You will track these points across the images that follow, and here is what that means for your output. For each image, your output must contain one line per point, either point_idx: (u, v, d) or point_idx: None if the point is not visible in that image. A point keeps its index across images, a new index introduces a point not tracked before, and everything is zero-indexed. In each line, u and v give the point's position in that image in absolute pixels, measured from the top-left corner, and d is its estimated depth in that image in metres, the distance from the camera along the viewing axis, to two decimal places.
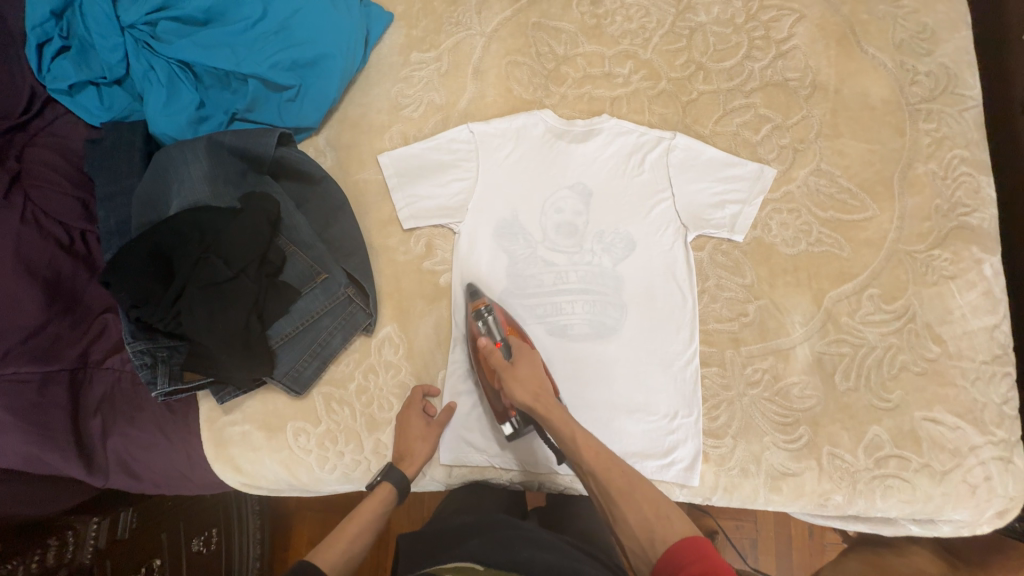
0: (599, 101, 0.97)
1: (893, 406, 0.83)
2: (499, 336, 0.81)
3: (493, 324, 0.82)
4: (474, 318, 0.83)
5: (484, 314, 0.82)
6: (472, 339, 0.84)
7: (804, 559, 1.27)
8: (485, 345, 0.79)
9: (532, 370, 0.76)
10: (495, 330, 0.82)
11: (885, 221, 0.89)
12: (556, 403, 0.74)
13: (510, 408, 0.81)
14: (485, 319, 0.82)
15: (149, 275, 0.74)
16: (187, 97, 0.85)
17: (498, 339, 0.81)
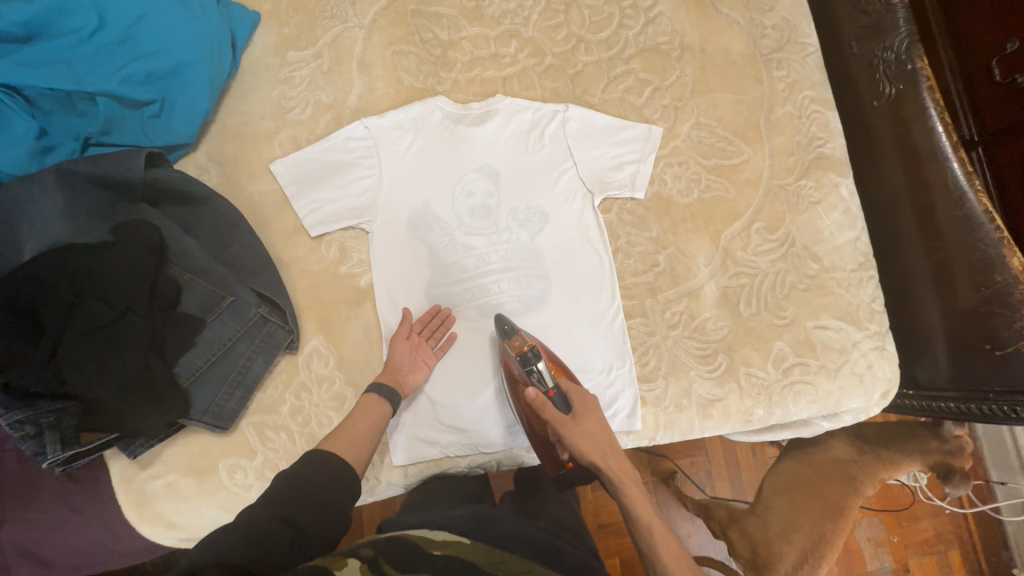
0: (491, 82, 0.98)
1: (789, 321, 0.94)
2: (550, 384, 0.78)
3: (543, 372, 0.78)
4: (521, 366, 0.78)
5: (533, 363, 0.77)
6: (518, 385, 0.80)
7: (751, 476, 1.41)
8: (538, 397, 0.75)
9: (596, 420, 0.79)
10: (547, 377, 0.78)
11: (759, 161, 1.00)
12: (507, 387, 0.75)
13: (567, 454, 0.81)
14: (536, 369, 0.77)
15: (14, 331, 0.65)
16: (21, 126, 0.73)
17: (550, 386, 0.78)
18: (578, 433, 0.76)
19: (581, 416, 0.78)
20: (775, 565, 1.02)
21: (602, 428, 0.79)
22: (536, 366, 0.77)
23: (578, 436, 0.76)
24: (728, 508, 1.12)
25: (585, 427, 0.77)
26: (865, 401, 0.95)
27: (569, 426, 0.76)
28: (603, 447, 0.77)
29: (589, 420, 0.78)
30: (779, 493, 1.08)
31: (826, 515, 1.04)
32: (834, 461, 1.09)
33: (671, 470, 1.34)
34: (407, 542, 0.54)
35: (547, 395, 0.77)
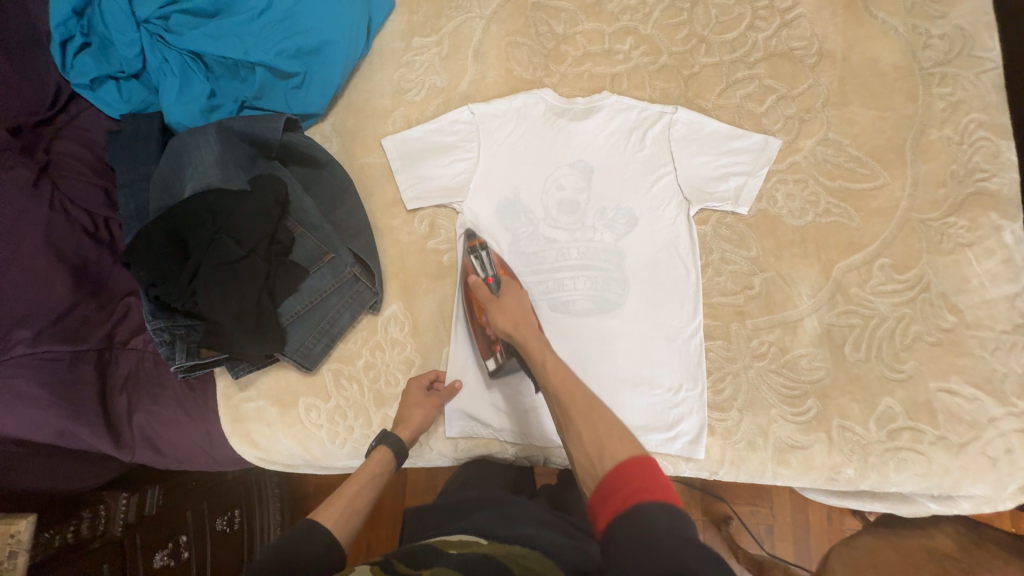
0: (600, 78, 0.97)
1: (905, 378, 0.81)
2: (491, 273, 0.85)
3: (485, 261, 0.85)
4: (469, 256, 0.87)
5: (478, 250, 0.86)
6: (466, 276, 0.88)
7: (822, 545, 1.25)
8: (474, 280, 0.83)
9: (518, 303, 0.81)
10: (487, 266, 0.85)
11: (896, 189, 0.87)
12: (533, 333, 0.77)
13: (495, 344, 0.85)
14: (479, 255, 0.86)
15: (166, 253, 0.78)
16: (199, 87, 0.88)
17: (488, 275, 0.85)
18: (501, 309, 0.80)
19: (505, 298, 0.82)
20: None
21: (519, 306, 0.81)
22: (478, 250, 0.86)
23: (496, 312, 0.80)
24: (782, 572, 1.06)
25: (506, 305, 0.80)
26: (993, 490, 0.79)
27: (492, 304, 0.81)
28: (519, 321, 0.78)
29: (510, 301, 0.81)
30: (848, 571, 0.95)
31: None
32: (927, 550, 0.93)
33: (725, 514, 1.26)
34: (426, 547, 0.58)
35: (486, 282, 0.84)
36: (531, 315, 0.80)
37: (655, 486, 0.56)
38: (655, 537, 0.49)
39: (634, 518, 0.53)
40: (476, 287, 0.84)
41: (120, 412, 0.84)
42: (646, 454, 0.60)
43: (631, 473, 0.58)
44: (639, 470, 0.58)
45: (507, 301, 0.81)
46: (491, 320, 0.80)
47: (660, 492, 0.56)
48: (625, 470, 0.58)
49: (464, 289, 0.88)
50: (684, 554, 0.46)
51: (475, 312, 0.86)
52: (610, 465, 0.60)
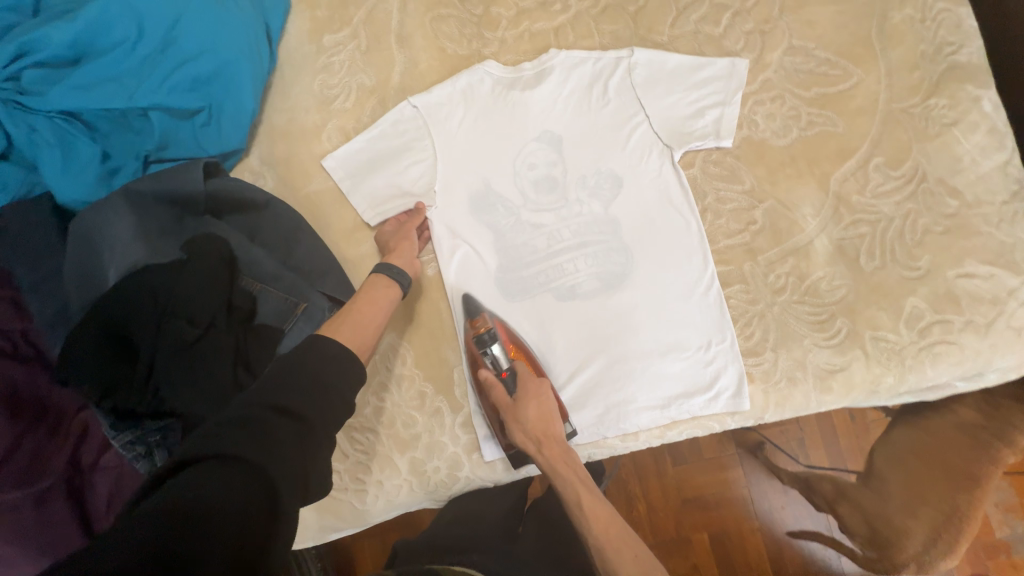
0: (542, 35, 0.87)
1: (923, 273, 0.79)
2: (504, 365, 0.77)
3: (498, 355, 0.77)
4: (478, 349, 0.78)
5: (488, 345, 0.77)
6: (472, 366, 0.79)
7: (852, 442, 1.24)
8: (487, 377, 0.75)
9: (535, 410, 0.73)
10: (500, 361, 0.77)
11: (873, 83, 0.83)
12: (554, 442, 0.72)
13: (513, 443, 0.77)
14: (490, 351, 0.77)
15: (110, 356, 0.66)
16: (86, 151, 0.73)
17: (504, 369, 0.77)
18: (517, 419, 0.72)
19: (520, 401, 0.73)
20: (904, 544, 0.87)
21: (542, 417, 0.73)
22: (490, 349, 0.77)
23: (514, 426, 0.72)
24: (833, 482, 0.97)
25: (523, 417, 0.72)
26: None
27: (505, 409, 0.73)
28: (536, 438, 0.72)
29: (527, 403, 0.73)
30: (892, 464, 0.93)
31: (956, 484, 0.87)
32: (958, 425, 0.91)
33: (758, 441, 1.21)
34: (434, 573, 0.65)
35: (501, 377, 0.76)
36: (554, 424, 0.73)
37: None
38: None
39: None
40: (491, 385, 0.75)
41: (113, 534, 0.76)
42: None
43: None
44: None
45: (524, 405, 0.73)
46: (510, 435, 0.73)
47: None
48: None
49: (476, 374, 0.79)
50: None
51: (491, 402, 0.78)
52: None
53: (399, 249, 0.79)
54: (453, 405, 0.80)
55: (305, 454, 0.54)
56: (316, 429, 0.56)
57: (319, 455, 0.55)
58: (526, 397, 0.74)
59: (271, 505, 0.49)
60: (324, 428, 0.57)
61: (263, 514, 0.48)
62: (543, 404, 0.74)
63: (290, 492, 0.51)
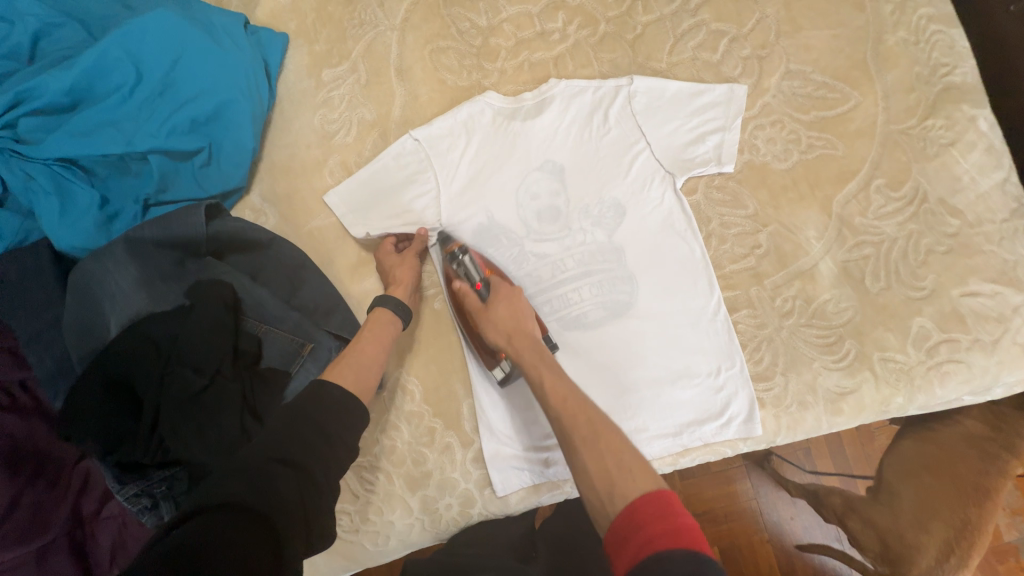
0: (541, 65, 0.87)
1: (928, 293, 0.80)
2: (477, 278, 0.76)
3: (470, 265, 0.76)
4: (450, 262, 0.78)
5: (460, 255, 0.77)
6: (451, 281, 0.80)
7: (858, 451, 1.23)
8: (461, 286, 0.75)
9: (510, 311, 0.73)
10: (474, 270, 0.76)
11: (870, 105, 0.84)
12: (530, 347, 0.70)
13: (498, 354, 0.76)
14: (462, 261, 0.76)
15: (114, 409, 0.65)
16: (85, 198, 0.72)
17: (478, 279, 0.76)
18: (489, 321, 0.73)
19: (492, 304, 0.74)
20: (914, 559, 0.85)
21: (513, 315, 0.73)
22: (461, 256, 0.76)
23: (485, 322, 0.73)
24: (842, 496, 0.95)
25: (493, 316, 0.73)
26: None
27: (478, 313, 0.74)
28: (507, 335, 0.71)
29: (501, 307, 0.73)
30: (903, 478, 0.91)
31: (967, 497, 0.85)
32: (967, 438, 0.90)
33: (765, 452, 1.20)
34: None
35: (475, 288, 0.76)
36: (527, 324, 0.73)
37: (680, 533, 0.48)
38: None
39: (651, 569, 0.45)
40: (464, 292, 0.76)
41: None
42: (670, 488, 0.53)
43: (652, 511, 0.50)
44: (656, 507, 0.50)
45: (498, 309, 0.73)
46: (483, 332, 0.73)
47: (684, 535, 0.48)
48: (643, 510, 0.50)
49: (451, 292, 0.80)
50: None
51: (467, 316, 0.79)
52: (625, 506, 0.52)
53: (405, 285, 0.79)
54: (464, 440, 0.79)
55: (308, 499, 0.55)
56: (315, 466, 0.57)
57: (322, 499, 0.56)
58: (499, 300, 0.74)
59: (272, 543, 0.50)
60: (327, 472, 0.58)
61: (262, 553, 0.48)
62: (515, 305, 0.73)
63: (291, 530, 0.52)
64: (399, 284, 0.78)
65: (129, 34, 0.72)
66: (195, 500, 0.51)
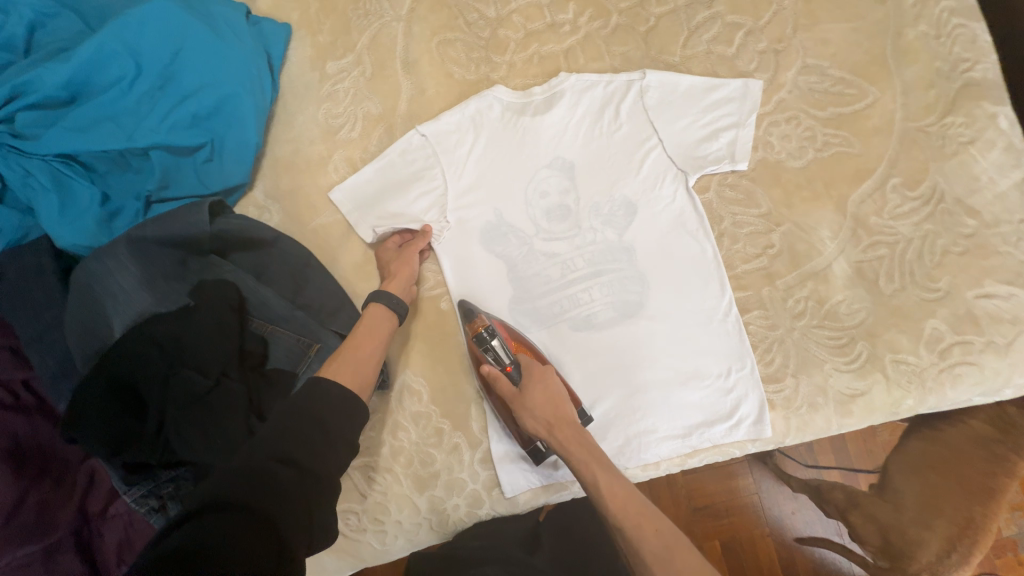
0: (551, 58, 0.85)
1: (942, 294, 0.79)
2: (507, 360, 0.73)
3: (499, 349, 0.73)
4: (477, 345, 0.74)
5: (488, 341, 0.73)
6: (478, 365, 0.77)
7: (861, 448, 1.24)
8: (491, 372, 0.72)
9: (545, 396, 0.70)
10: (503, 355, 0.73)
11: (888, 102, 0.82)
12: (573, 432, 0.68)
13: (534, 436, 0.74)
14: (491, 348, 0.72)
15: (119, 411, 0.63)
16: (85, 195, 0.70)
17: (507, 362, 0.73)
18: (528, 411, 0.69)
19: (526, 389, 0.70)
20: (916, 554, 0.85)
21: (548, 398, 0.70)
22: (491, 344, 0.72)
23: (524, 413, 0.69)
24: (845, 490, 0.95)
25: (531, 404, 0.69)
26: None
27: (514, 404, 0.70)
28: (550, 427, 0.68)
29: (535, 394, 0.70)
30: (909, 476, 0.91)
31: (973, 497, 0.85)
32: (974, 439, 0.88)
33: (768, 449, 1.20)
34: None
35: (506, 371, 0.72)
36: (566, 405, 0.70)
37: None
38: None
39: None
40: (495, 378, 0.72)
41: None
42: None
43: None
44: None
45: (534, 397, 0.70)
46: (521, 423, 0.70)
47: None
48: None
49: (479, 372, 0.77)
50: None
51: (498, 399, 0.76)
52: None
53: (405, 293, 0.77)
54: (471, 440, 0.79)
55: (312, 494, 0.52)
56: (319, 466, 0.54)
57: (326, 498, 0.53)
58: (533, 382, 0.71)
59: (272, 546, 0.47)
60: (332, 470, 0.55)
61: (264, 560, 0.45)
62: (548, 392, 0.70)
63: (294, 532, 0.49)
64: (399, 283, 0.77)
65: (127, 25, 0.70)
66: (196, 498, 0.49)
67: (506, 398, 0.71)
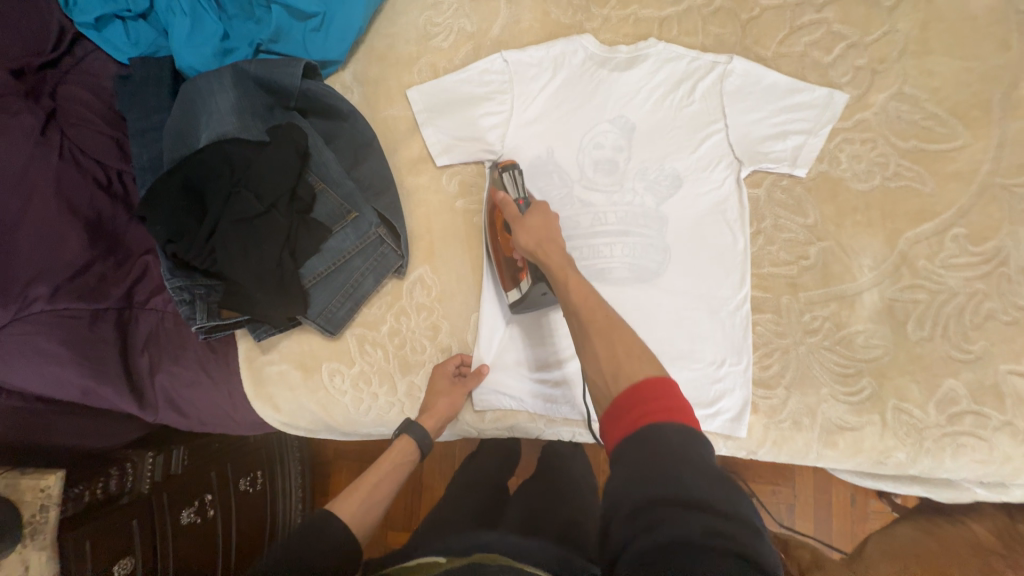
0: (646, 23, 0.87)
1: (974, 358, 0.74)
2: (522, 195, 0.78)
3: (519, 182, 0.80)
4: (501, 176, 0.81)
5: (512, 171, 0.80)
6: (493, 202, 0.82)
7: (844, 526, 1.15)
8: (505, 198, 0.77)
9: (544, 223, 0.74)
10: (518, 188, 0.79)
11: (978, 150, 0.78)
12: (558, 247, 0.71)
13: (521, 265, 0.78)
14: (514, 177, 0.80)
15: (184, 207, 0.73)
16: (211, 27, 0.82)
17: (520, 196, 0.79)
18: (524, 226, 0.73)
19: (529, 212, 0.75)
20: None
21: (547, 225, 0.74)
22: (513, 172, 0.80)
23: (519, 229, 0.73)
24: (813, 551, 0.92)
25: (528, 223, 0.74)
26: None
27: (516, 222, 0.75)
28: (545, 241, 0.71)
29: (537, 217, 0.74)
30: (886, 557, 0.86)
31: None
32: (973, 547, 0.82)
33: (745, 493, 1.15)
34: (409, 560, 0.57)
35: (517, 202, 0.78)
36: (559, 235, 0.73)
37: (678, 410, 0.51)
38: (673, 462, 0.45)
39: (648, 438, 0.48)
40: (505, 205, 0.77)
41: (140, 372, 0.80)
42: (664, 373, 0.54)
43: (650, 392, 0.52)
44: (654, 386, 0.52)
45: (534, 219, 0.74)
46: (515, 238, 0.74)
47: (679, 411, 0.51)
48: (639, 389, 0.53)
49: (490, 207, 0.83)
50: (695, 482, 0.44)
51: (500, 232, 0.80)
52: (627, 388, 0.54)
53: (437, 411, 0.80)
54: (463, 346, 0.84)
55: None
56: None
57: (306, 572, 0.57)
58: (536, 210, 0.75)
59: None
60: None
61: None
62: (549, 218, 0.75)
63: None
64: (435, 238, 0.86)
65: None
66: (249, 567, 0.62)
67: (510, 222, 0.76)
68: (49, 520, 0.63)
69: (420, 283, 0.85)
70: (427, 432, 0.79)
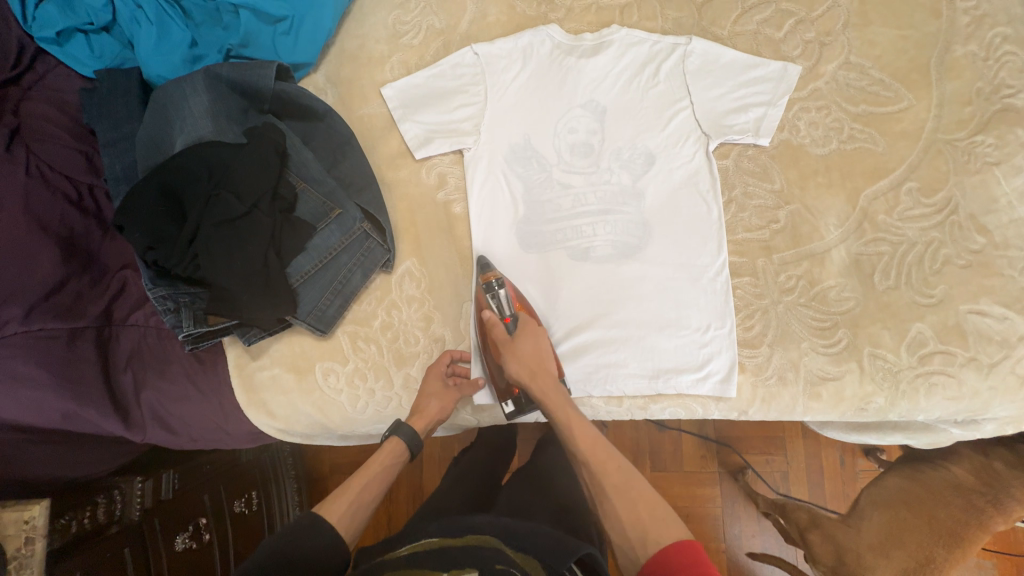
0: (607, 11, 0.91)
1: (936, 302, 0.80)
2: (507, 312, 0.80)
3: (503, 300, 0.80)
4: (484, 290, 0.81)
5: (496, 289, 0.80)
6: (478, 312, 0.82)
7: (835, 486, 1.20)
8: (492, 318, 0.79)
9: (534, 348, 0.77)
10: (505, 306, 0.80)
11: (921, 110, 0.84)
12: (551, 386, 0.75)
13: (511, 385, 0.80)
14: (498, 294, 0.80)
15: (163, 213, 0.73)
16: (178, 35, 0.82)
17: (506, 313, 0.80)
18: (517, 356, 0.76)
19: (518, 337, 0.78)
20: None
21: (537, 353, 0.77)
22: (497, 290, 0.80)
23: (511, 357, 0.76)
24: (810, 511, 0.94)
25: (520, 351, 0.76)
26: None
27: (506, 348, 0.77)
28: (536, 373, 0.75)
29: (527, 344, 0.77)
30: (878, 506, 0.90)
31: (938, 539, 0.84)
32: (953, 487, 0.87)
33: (741, 465, 1.18)
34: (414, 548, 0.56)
35: (503, 321, 0.79)
36: (548, 363, 0.77)
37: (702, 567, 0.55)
38: None
39: None
40: (493, 324, 0.79)
41: (125, 390, 0.78)
42: (690, 537, 0.59)
43: (681, 558, 0.57)
44: (682, 554, 0.57)
45: (524, 343, 0.77)
46: (506, 365, 0.77)
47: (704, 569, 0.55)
48: (670, 555, 0.57)
49: (476, 321, 0.82)
50: None
51: (488, 351, 0.81)
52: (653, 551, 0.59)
53: (427, 414, 0.79)
54: (456, 334, 0.85)
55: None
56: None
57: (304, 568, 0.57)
58: (525, 334, 0.78)
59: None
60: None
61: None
62: (540, 345, 0.78)
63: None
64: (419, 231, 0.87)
65: None
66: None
67: (498, 343, 0.78)
68: (33, 555, 0.60)
69: (408, 274, 0.86)
70: (416, 432, 0.78)
